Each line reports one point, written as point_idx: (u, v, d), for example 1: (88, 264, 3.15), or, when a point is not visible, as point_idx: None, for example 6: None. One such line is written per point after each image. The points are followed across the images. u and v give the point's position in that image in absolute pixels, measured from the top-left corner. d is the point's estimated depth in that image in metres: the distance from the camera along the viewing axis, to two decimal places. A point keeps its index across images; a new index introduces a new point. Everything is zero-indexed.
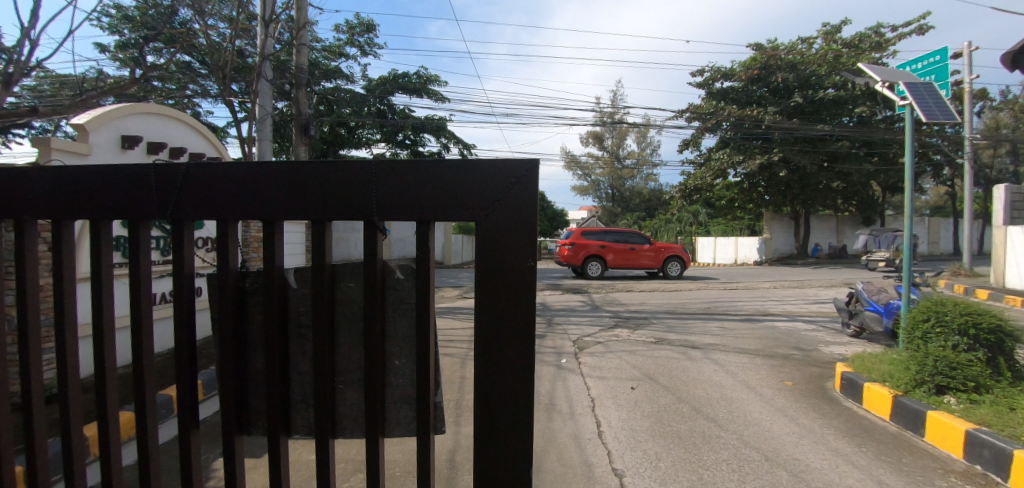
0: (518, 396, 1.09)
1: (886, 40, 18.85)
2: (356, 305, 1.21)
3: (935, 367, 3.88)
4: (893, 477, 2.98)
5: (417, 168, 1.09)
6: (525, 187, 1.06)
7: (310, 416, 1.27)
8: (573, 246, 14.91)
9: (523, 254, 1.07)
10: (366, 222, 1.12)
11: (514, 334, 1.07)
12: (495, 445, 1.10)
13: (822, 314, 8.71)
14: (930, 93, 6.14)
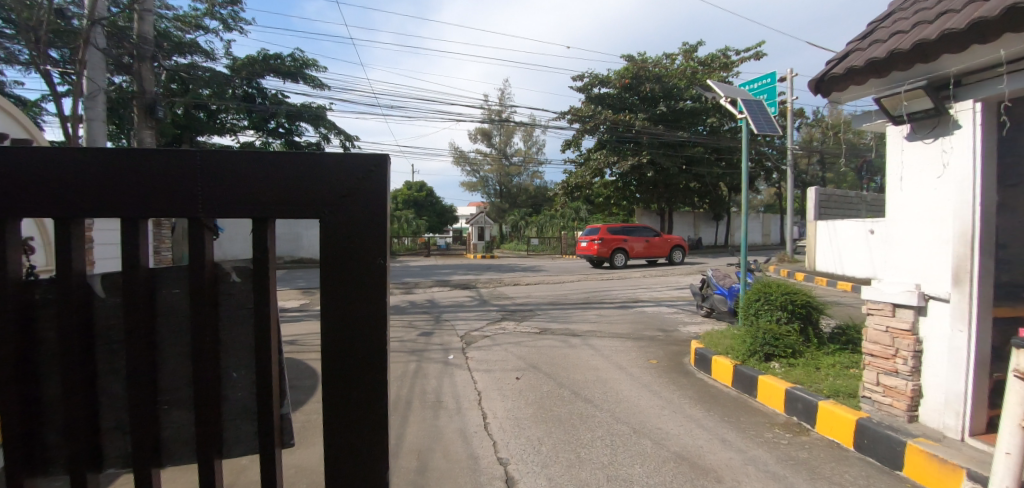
0: (372, 396, 1.04)
1: (729, 61, 21.83)
2: (182, 313, 1.06)
3: (763, 338, 4.63)
4: (733, 434, 3.50)
5: (251, 158, 0.98)
6: (375, 180, 1.01)
7: (127, 444, 1.08)
8: (603, 240, 16.30)
9: (372, 251, 1.02)
10: (190, 219, 0.98)
11: (365, 333, 1.03)
12: (350, 449, 1.04)
13: (681, 299, 9.90)
14: (760, 109, 7.28)
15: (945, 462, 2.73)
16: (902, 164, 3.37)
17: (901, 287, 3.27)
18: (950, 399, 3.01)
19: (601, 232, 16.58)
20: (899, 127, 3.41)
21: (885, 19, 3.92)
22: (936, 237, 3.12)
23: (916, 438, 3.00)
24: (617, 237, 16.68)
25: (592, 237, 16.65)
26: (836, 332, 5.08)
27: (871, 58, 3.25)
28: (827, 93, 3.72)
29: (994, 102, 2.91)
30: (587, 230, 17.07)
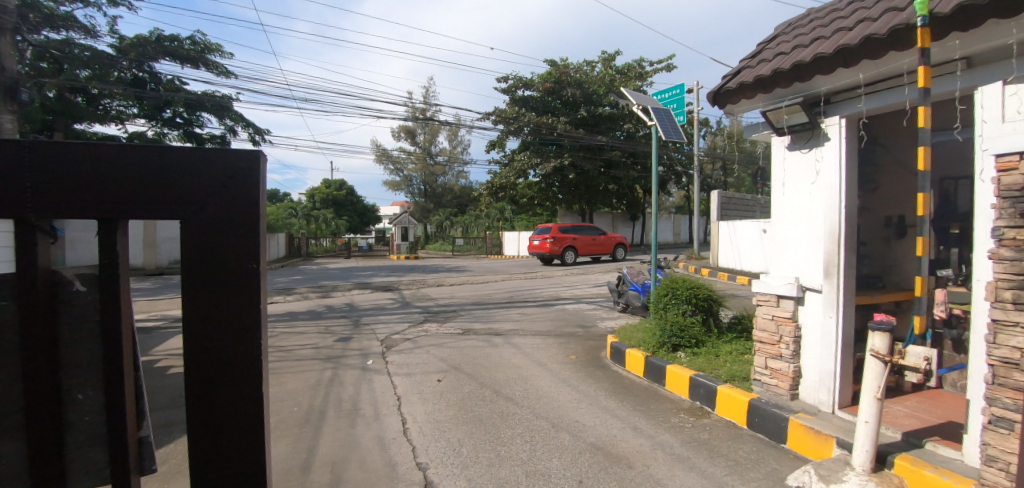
0: (237, 406, 1.01)
1: (643, 70, 23.18)
2: (16, 330, 0.98)
3: (670, 330, 4.99)
4: (642, 421, 3.73)
5: (96, 154, 0.93)
6: (244, 179, 0.99)
7: None
8: (555, 238, 17.30)
9: (238, 255, 0.99)
10: (25, 226, 0.92)
11: (230, 342, 0.99)
12: (214, 467, 1.00)
13: (599, 295, 10.38)
14: (667, 117, 7.84)
15: (820, 433, 3.12)
16: (784, 171, 3.77)
17: (783, 280, 3.66)
18: (823, 378, 3.44)
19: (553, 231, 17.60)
20: (781, 137, 3.77)
21: (769, 42, 4.40)
22: (810, 235, 3.54)
23: (797, 413, 3.40)
24: (567, 236, 17.70)
25: (544, 236, 17.57)
26: (733, 321, 5.59)
27: (759, 75, 3.64)
28: (722, 105, 4.07)
29: (856, 119, 3.35)
30: (539, 230, 17.95)
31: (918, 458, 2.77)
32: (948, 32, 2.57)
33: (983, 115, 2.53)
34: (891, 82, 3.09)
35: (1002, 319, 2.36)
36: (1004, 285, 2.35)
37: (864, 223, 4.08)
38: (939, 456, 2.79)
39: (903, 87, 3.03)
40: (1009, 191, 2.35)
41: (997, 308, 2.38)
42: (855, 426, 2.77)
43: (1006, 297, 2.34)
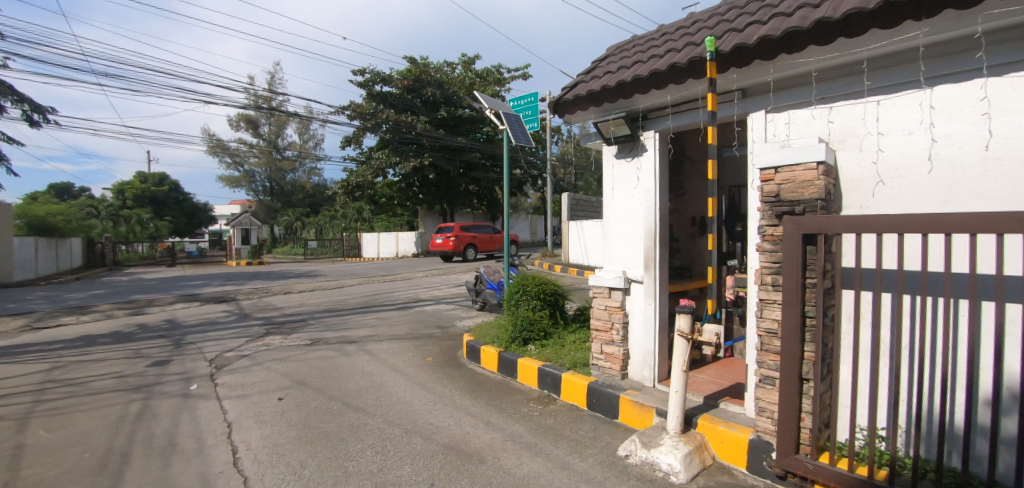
0: None
1: (501, 77, 24.01)
2: None
3: (522, 325, 5.27)
4: (494, 415, 3.86)
5: None
6: None
7: None
8: (457, 237, 18.22)
9: None
10: None
11: None
12: None
13: (459, 295, 10.50)
14: (517, 123, 8.28)
15: (644, 406, 3.59)
16: (612, 176, 4.25)
17: (613, 273, 4.13)
18: (645, 357, 3.97)
19: (454, 229, 18.47)
20: (609, 147, 4.23)
21: (600, 62, 4.93)
22: (633, 233, 4.05)
23: (627, 390, 3.87)
24: (467, 235, 18.66)
25: (447, 235, 18.35)
26: (576, 313, 6.12)
27: (591, 89, 4.04)
28: (562, 114, 4.42)
29: (666, 134, 3.96)
30: (442, 228, 18.63)
31: (715, 416, 3.36)
32: (729, 67, 3.13)
33: (753, 137, 3.25)
34: (690, 104, 3.71)
35: (767, 297, 2.94)
36: (766, 270, 2.91)
37: (675, 223, 4.80)
38: (729, 412, 3.43)
39: (697, 109, 3.65)
40: (768, 197, 2.87)
41: (763, 289, 2.95)
42: (669, 396, 3.23)
43: (768, 279, 2.91)
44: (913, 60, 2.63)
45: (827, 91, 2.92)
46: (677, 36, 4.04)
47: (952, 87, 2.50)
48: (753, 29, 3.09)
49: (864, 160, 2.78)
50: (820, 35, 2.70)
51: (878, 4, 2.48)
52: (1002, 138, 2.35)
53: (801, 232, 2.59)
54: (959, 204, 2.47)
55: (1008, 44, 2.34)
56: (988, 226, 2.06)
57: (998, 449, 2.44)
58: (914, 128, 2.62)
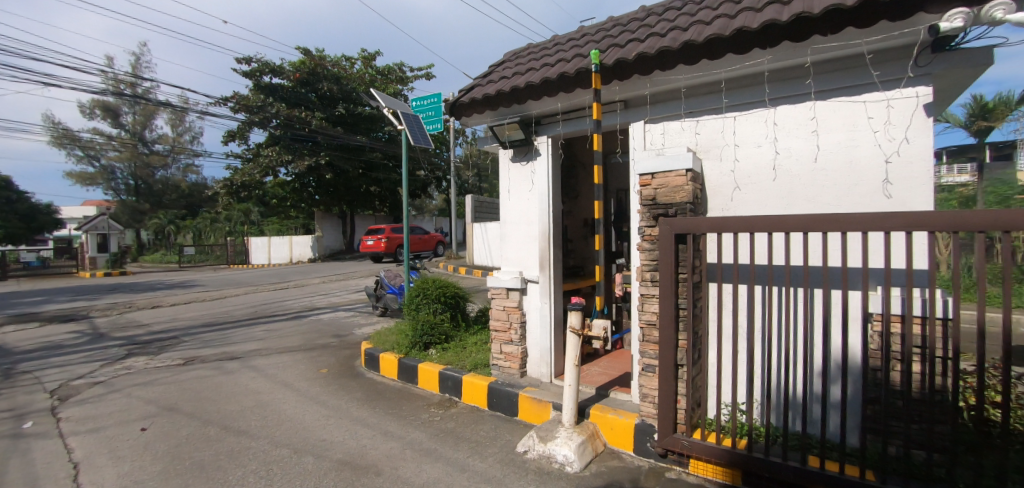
0: None
1: (404, 75, 23.25)
2: None
3: (422, 330, 5.18)
4: (394, 424, 3.74)
5: None
6: None
7: None
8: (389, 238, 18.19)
9: None
10: None
11: None
12: None
13: (359, 301, 10.01)
14: (416, 124, 8.28)
15: (541, 401, 3.71)
16: (508, 179, 4.35)
17: (510, 274, 4.22)
18: (542, 354, 4.12)
19: (386, 230, 18.41)
20: (505, 150, 4.32)
21: (497, 66, 5.02)
22: (528, 235, 4.18)
23: (525, 388, 3.97)
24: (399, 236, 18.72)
25: (378, 236, 18.18)
26: (479, 314, 6.16)
27: (487, 93, 4.09)
28: (459, 116, 4.41)
29: (558, 140, 4.14)
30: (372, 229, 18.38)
31: (605, 405, 3.58)
32: (612, 79, 3.32)
33: (634, 145, 3.53)
34: (579, 112, 3.92)
35: (646, 292, 3.19)
36: (646, 268, 3.16)
37: (569, 225, 5.05)
38: (617, 400, 3.68)
39: (584, 117, 3.87)
40: (646, 201, 3.12)
41: (643, 285, 3.20)
42: (564, 391, 3.37)
43: (648, 276, 3.17)
44: (760, 83, 3.04)
45: (695, 105, 3.26)
46: (569, 47, 4.25)
47: (790, 107, 2.94)
48: (632, 46, 3.33)
49: (724, 168, 3.15)
50: (688, 55, 2.98)
51: (732, 32, 2.80)
52: (825, 152, 2.82)
53: (673, 233, 2.83)
54: (795, 207, 2.91)
55: (829, 75, 2.82)
56: (814, 226, 2.44)
57: (825, 411, 2.91)
58: (762, 141, 3.02)
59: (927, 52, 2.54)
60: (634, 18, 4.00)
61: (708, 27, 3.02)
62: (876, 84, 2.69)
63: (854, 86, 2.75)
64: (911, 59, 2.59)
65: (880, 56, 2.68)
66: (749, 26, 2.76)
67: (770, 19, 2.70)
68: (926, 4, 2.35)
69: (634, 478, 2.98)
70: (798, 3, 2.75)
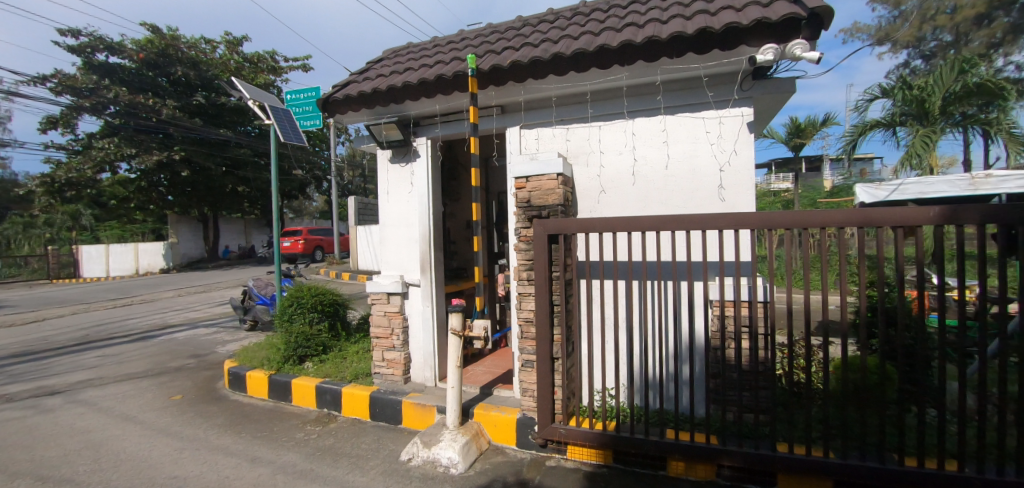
0: None
1: (277, 65, 21.21)
2: None
3: (296, 342, 4.80)
4: (263, 448, 3.40)
5: None
6: None
7: None
8: (306, 240, 19.64)
9: None
10: None
11: None
12: None
13: (224, 315, 8.92)
14: (286, 119, 7.81)
15: (425, 406, 3.66)
16: (387, 181, 4.22)
17: (390, 278, 4.10)
18: (426, 358, 4.07)
19: (303, 233, 19.88)
20: (384, 150, 4.18)
21: (375, 63, 4.84)
22: (409, 237, 4.11)
23: (409, 394, 3.88)
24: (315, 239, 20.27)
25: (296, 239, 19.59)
26: (359, 322, 5.88)
27: (361, 91, 3.92)
28: (332, 114, 4.17)
29: (437, 142, 4.13)
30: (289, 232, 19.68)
31: (489, 403, 3.64)
32: (488, 84, 3.39)
33: (511, 149, 3.65)
34: (457, 115, 3.96)
35: (524, 290, 3.33)
36: (523, 267, 3.30)
37: (451, 226, 5.10)
38: (501, 397, 3.78)
39: (462, 120, 3.91)
40: (521, 203, 3.24)
41: (521, 284, 3.33)
42: (447, 393, 3.36)
43: (524, 275, 3.31)
44: (620, 96, 3.35)
45: (565, 114, 3.48)
46: (447, 49, 4.24)
47: (645, 120, 3.27)
48: (507, 54, 3.43)
49: (591, 173, 3.41)
50: (557, 67, 3.15)
51: (595, 48, 3.02)
52: (673, 161, 3.20)
53: (547, 233, 2.96)
54: (650, 209, 3.26)
55: (675, 93, 3.19)
56: (664, 226, 2.74)
57: (678, 388, 3.30)
58: (623, 150, 3.32)
59: (749, 78, 3.02)
60: (509, 27, 4.14)
61: (576, 41, 3.23)
62: (711, 104, 3.11)
63: (694, 104, 3.15)
64: (736, 84, 3.04)
65: (714, 79, 3.10)
66: (609, 44, 3.00)
67: (627, 39, 2.96)
68: (746, 38, 2.78)
69: (516, 470, 3.08)
70: (649, 27, 3.05)
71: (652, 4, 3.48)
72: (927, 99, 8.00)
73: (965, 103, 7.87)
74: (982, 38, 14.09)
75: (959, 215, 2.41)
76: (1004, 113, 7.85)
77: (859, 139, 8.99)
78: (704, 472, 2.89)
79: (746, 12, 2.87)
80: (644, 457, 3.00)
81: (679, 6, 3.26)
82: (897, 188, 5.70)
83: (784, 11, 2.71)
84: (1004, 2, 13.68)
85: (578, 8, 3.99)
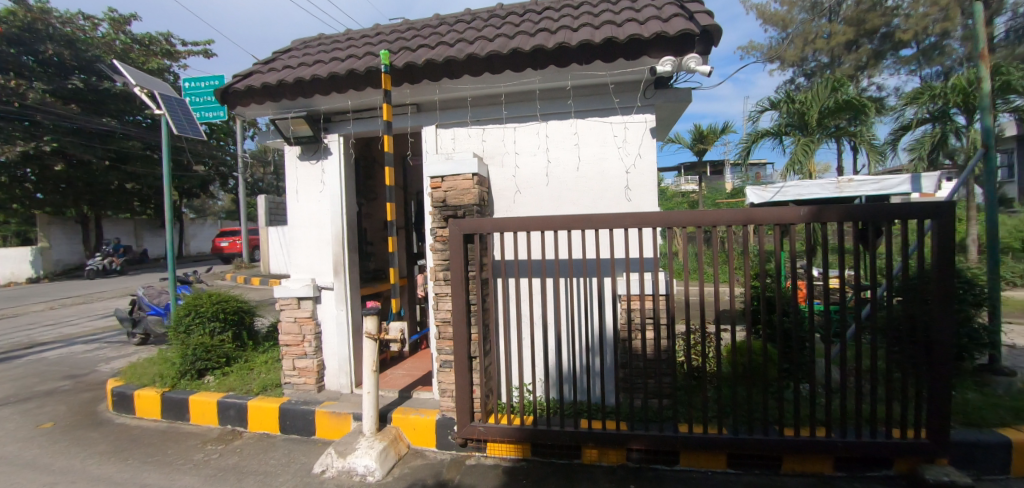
0: None
1: (174, 49, 19.18)
2: None
3: (193, 355, 4.36)
4: (155, 474, 3.06)
5: None
6: None
7: None
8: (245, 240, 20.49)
9: None
10: None
11: None
12: None
13: (108, 328, 7.89)
14: (181, 109, 7.16)
15: (339, 414, 3.51)
16: (296, 179, 3.99)
17: (301, 282, 3.88)
18: (341, 364, 3.91)
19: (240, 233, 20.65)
20: (291, 147, 3.93)
21: (282, 54, 4.55)
22: (321, 239, 3.92)
23: (323, 403, 3.70)
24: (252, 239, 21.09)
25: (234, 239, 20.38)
26: (268, 330, 5.49)
27: (265, 82, 3.66)
28: (232, 106, 3.84)
29: (350, 139, 3.98)
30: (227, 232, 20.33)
31: (408, 406, 3.58)
32: (402, 81, 3.31)
33: (427, 148, 3.61)
34: (370, 112, 3.84)
35: (441, 291, 3.31)
36: (439, 267, 3.28)
37: (366, 227, 4.94)
38: (420, 400, 3.73)
39: (376, 118, 3.81)
40: (437, 203, 3.22)
41: (437, 284, 3.31)
42: (363, 399, 3.25)
43: (441, 275, 3.29)
44: (533, 99, 3.44)
45: (480, 114, 3.51)
46: (360, 43, 4.09)
47: (557, 123, 3.39)
48: (422, 52, 3.38)
49: (507, 173, 3.47)
50: (472, 67, 3.16)
51: (509, 51, 3.07)
52: (584, 163, 3.34)
53: (462, 233, 2.96)
54: (563, 209, 3.38)
55: (584, 98, 3.34)
56: (573, 225, 2.83)
57: (592, 380, 3.45)
58: (536, 151, 3.42)
59: (651, 87, 3.24)
60: (425, 25, 4.08)
61: (490, 43, 3.26)
62: (617, 109, 3.29)
63: (602, 109, 3.32)
64: (639, 92, 3.25)
65: (620, 86, 3.29)
66: (522, 47, 3.07)
67: (538, 44, 3.05)
68: (647, 50, 2.97)
69: (436, 472, 3.05)
70: (561, 34, 3.16)
71: (564, 11, 3.62)
72: (806, 112, 9.09)
73: (837, 117, 9.01)
74: (851, 61, 16.29)
75: (821, 213, 2.79)
76: (865, 126, 9.08)
77: (752, 146, 10.00)
78: (615, 457, 3.05)
79: (648, 25, 3.07)
80: (560, 447, 3.11)
81: (588, 15, 3.42)
82: (779, 191, 6.47)
83: (680, 26, 2.94)
84: (867, 31, 15.89)
85: (494, 10, 4.03)
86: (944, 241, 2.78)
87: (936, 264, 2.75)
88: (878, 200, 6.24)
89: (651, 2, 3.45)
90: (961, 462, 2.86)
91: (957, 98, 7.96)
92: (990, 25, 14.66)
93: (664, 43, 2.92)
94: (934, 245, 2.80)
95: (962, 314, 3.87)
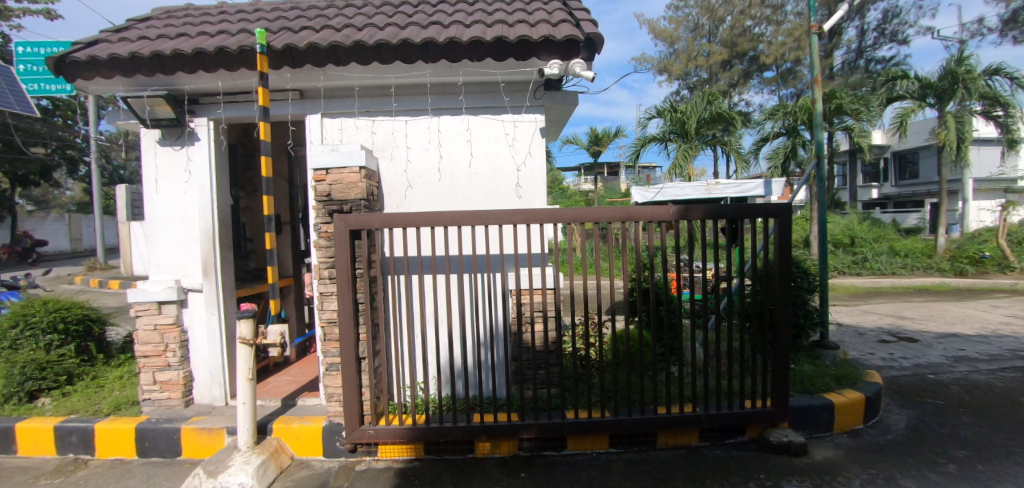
0: None
1: (3, 5, 15.81)
2: None
3: (22, 373, 3.62)
4: None
5: None
6: None
7: None
8: None
9: None
10: None
11: None
12: None
13: None
14: None
15: (210, 429, 3.16)
16: (154, 167, 3.50)
17: (162, 285, 3.42)
18: (213, 374, 3.56)
19: None
20: (148, 129, 3.44)
21: (138, 22, 3.96)
22: (187, 235, 3.50)
23: (190, 419, 3.30)
24: None
25: None
26: (123, 342, 4.80)
27: (114, 53, 3.16)
28: (70, 78, 3.25)
29: (221, 125, 3.60)
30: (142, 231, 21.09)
31: (291, 415, 3.33)
32: (281, 65, 3.05)
33: (311, 138, 3.37)
34: (245, 96, 3.52)
35: (325, 290, 3.13)
36: (324, 265, 3.10)
37: (243, 222, 4.50)
38: (306, 407, 3.51)
39: (251, 102, 3.49)
40: (321, 197, 3.04)
41: (322, 283, 3.12)
42: (237, 411, 2.96)
43: (326, 274, 3.10)
44: (424, 93, 3.38)
45: (369, 105, 3.37)
46: (234, 19, 3.70)
47: (449, 119, 3.38)
48: (305, 34, 3.14)
49: (397, 167, 3.38)
50: (360, 55, 3.02)
51: (398, 41, 2.98)
52: (476, 159, 3.37)
53: (348, 229, 2.81)
54: (455, 204, 3.38)
55: (476, 95, 3.37)
56: (464, 222, 2.82)
57: (484, 375, 3.52)
58: (428, 146, 3.37)
59: (541, 88, 3.35)
60: (312, 6, 3.81)
61: (381, 32, 3.14)
62: (507, 108, 3.36)
63: (493, 107, 3.36)
64: (529, 92, 3.35)
65: (510, 86, 3.35)
66: (412, 39, 2.99)
67: (429, 36, 2.99)
68: (536, 53, 3.06)
69: (323, 482, 2.88)
70: (453, 29, 3.14)
71: (458, 6, 3.60)
72: (686, 121, 10.05)
73: (712, 127, 10.08)
74: (725, 78, 18.32)
75: (687, 211, 3.10)
76: (734, 136, 10.28)
77: (641, 149, 10.82)
78: (507, 448, 3.13)
79: (538, 28, 3.17)
80: (453, 443, 3.11)
81: (483, 13, 3.44)
82: (660, 190, 7.13)
83: (567, 32, 3.06)
84: (738, 53, 17.97)
85: None
86: (783, 238, 3.22)
87: (778, 257, 3.18)
88: (740, 201, 7.05)
89: (543, 6, 3.56)
90: (797, 424, 3.37)
91: (802, 117, 9.37)
92: (829, 57, 17.51)
93: (553, 46, 3.03)
94: (777, 242, 3.23)
95: (797, 299, 4.53)
